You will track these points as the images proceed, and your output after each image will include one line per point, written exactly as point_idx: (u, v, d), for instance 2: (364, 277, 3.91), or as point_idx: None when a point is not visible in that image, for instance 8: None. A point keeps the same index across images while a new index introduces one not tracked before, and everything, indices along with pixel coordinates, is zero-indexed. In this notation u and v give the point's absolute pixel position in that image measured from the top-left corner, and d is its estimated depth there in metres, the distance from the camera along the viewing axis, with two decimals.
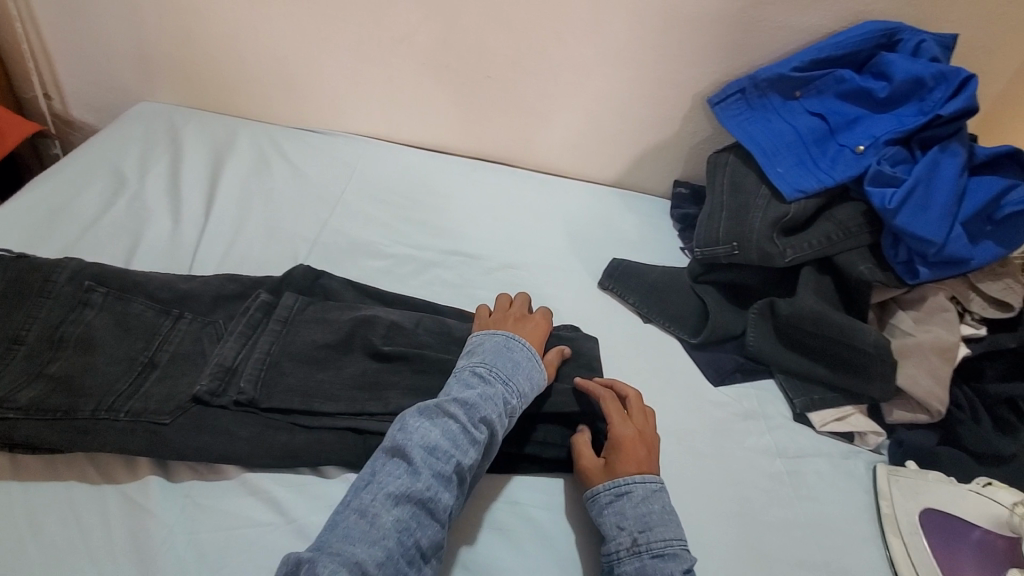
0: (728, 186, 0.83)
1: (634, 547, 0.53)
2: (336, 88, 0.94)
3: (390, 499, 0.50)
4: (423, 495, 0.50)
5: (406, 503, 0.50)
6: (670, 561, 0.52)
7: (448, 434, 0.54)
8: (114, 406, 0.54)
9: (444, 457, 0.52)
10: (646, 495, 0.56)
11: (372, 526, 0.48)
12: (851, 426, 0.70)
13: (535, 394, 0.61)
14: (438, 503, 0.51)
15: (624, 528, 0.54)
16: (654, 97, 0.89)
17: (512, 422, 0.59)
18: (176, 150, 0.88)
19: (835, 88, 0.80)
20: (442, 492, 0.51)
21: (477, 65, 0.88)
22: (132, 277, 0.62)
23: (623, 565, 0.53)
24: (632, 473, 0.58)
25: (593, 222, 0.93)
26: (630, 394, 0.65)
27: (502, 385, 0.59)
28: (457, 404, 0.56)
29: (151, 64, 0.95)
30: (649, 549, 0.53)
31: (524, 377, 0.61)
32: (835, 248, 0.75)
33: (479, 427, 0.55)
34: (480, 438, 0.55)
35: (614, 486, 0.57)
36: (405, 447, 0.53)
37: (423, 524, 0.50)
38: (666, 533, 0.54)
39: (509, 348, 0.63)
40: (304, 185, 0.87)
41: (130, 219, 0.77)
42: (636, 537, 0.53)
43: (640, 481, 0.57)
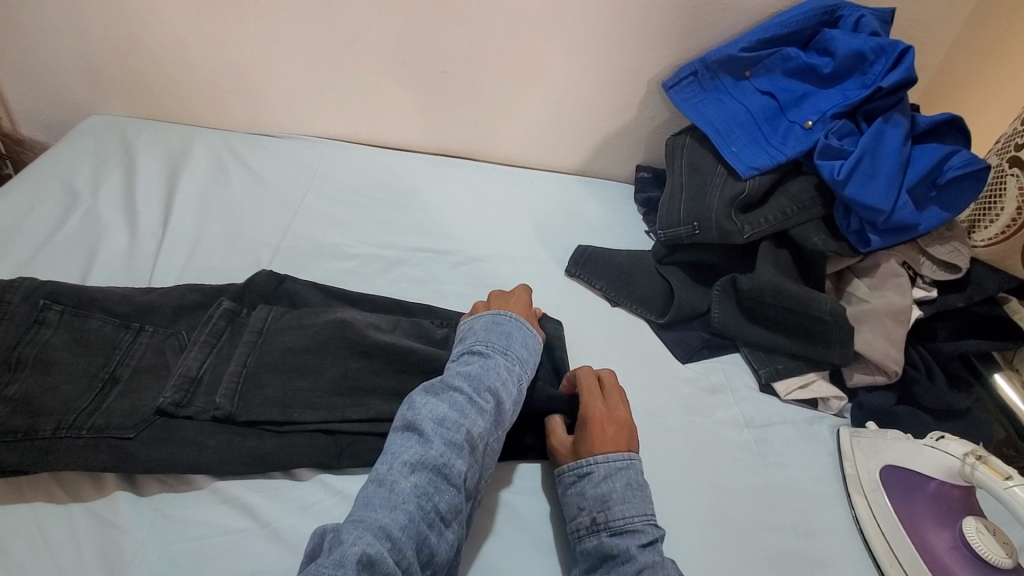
0: (687, 168, 0.85)
1: (592, 525, 0.54)
2: (292, 91, 0.93)
3: (407, 467, 0.50)
4: (438, 461, 0.50)
5: (422, 470, 0.50)
6: (629, 537, 0.53)
7: (455, 404, 0.54)
8: (76, 423, 0.53)
9: (453, 426, 0.53)
10: (608, 473, 0.57)
11: (392, 493, 0.48)
12: (814, 392, 0.73)
13: (532, 358, 0.64)
14: (453, 469, 0.51)
15: (584, 508, 0.56)
16: (610, 84, 0.90)
17: (518, 391, 0.60)
18: (130, 162, 0.87)
19: (782, 66, 0.82)
20: (455, 458, 0.51)
21: (432, 59, 0.88)
22: (88, 293, 0.61)
23: (584, 542, 0.54)
24: (595, 453, 0.58)
25: (558, 211, 0.94)
26: (604, 375, 0.66)
27: (500, 356, 0.60)
28: (460, 378, 0.57)
29: (99, 75, 0.93)
30: (607, 526, 0.54)
31: (519, 347, 0.63)
32: (790, 222, 0.77)
33: (485, 396, 0.56)
34: (487, 405, 0.55)
35: (576, 467, 0.58)
36: (415, 421, 0.54)
37: (440, 489, 0.50)
38: (626, 511, 0.54)
39: (498, 323, 0.64)
40: (264, 191, 0.86)
41: (85, 234, 0.75)
42: (595, 517, 0.55)
43: (603, 461, 0.57)
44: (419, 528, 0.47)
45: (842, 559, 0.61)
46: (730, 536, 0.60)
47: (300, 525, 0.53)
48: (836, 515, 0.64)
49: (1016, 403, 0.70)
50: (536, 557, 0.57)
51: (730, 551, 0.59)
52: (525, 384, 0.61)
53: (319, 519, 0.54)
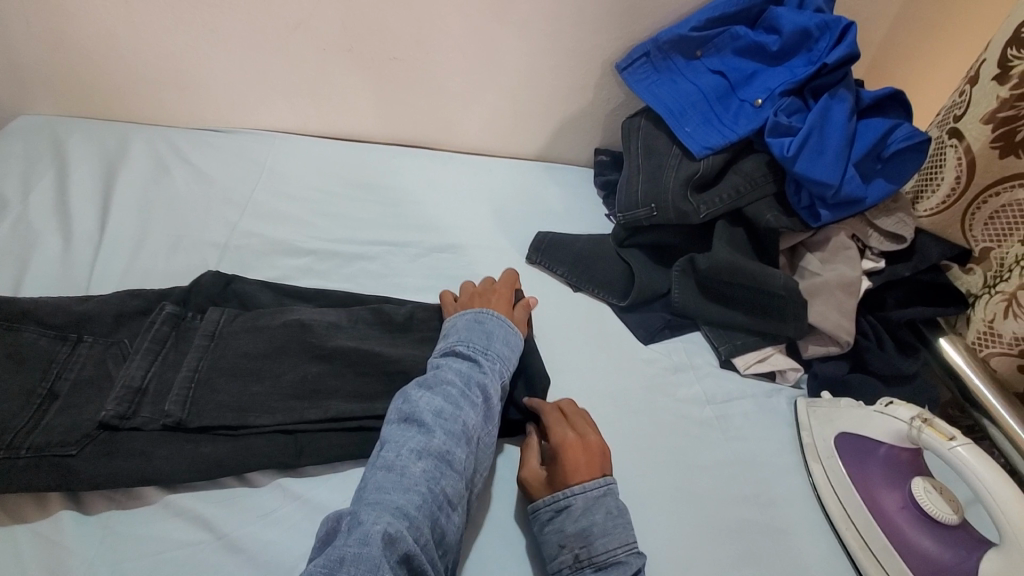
0: (643, 149, 0.85)
1: (576, 563, 0.52)
2: (235, 82, 0.89)
3: (414, 453, 0.50)
4: (441, 449, 0.51)
5: (428, 456, 0.50)
6: (614, 571, 0.51)
7: (450, 396, 0.55)
8: (13, 444, 0.50)
9: (451, 416, 0.53)
10: (587, 505, 0.54)
11: (402, 478, 0.48)
12: (772, 365, 0.75)
13: (515, 358, 0.63)
14: (456, 456, 0.51)
15: (565, 545, 0.53)
16: (563, 67, 0.90)
17: (505, 387, 0.60)
18: (62, 164, 0.82)
19: (732, 45, 0.83)
20: (458, 446, 0.52)
21: (381, 46, 0.85)
22: (20, 305, 0.57)
23: None
24: (572, 485, 0.56)
25: (517, 197, 0.93)
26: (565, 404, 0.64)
27: (486, 353, 0.60)
28: (452, 373, 0.57)
29: (25, 73, 0.87)
30: (592, 562, 0.52)
31: (500, 346, 0.62)
32: (744, 200, 0.78)
33: (476, 389, 0.56)
34: (479, 398, 0.56)
35: (553, 501, 0.55)
36: (413, 413, 0.53)
37: (447, 474, 0.50)
38: (609, 543, 0.52)
39: (479, 320, 0.63)
40: (208, 189, 0.82)
41: (15, 242, 0.71)
42: (578, 553, 0.52)
43: (579, 492, 0.55)
44: (432, 510, 0.47)
45: (799, 527, 0.63)
46: (692, 511, 0.61)
47: (258, 533, 0.52)
48: (794, 483, 0.66)
49: (1016, 429, 0.64)
50: (504, 548, 0.56)
51: (694, 526, 0.60)
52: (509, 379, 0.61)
53: (279, 524, 0.53)
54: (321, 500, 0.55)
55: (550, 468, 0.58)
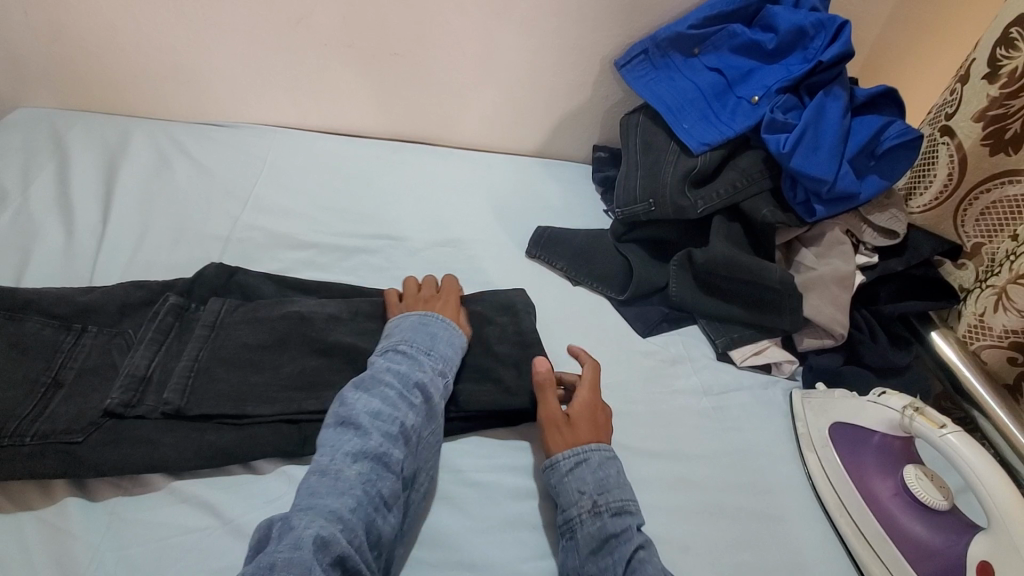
0: (641, 145, 0.86)
1: (594, 508, 0.54)
2: (235, 77, 0.89)
3: (349, 457, 0.51)
4: (377, 451, 0.52)
5: (364, 459, 0.51)
6: (628, 518, 0.54)
7: (387, 399, 0.55)
8: (18, 431, 0.50)
9: (388, 418, 0.54)
10: (602, 461, 0.58)
11: (336, 482, 0.49)
12: (768, 358, 0.76)
13: (458, 359, 0.63)
14: (392, 458, 0.52)
15: (584, 492, 0.55)
16: (562, 63, 0.91)
17: (447, 387, 0.60)
18: (62, 156, 0.81)
19: (729, 43, 0.84)
20: (394, 448, 0.53)
21: (382, 41, 0.86)
22: (24, 295, 0.58)
23: (585, 525, 0.53)
24: (590, 442, 0.59)
25: (517, 193, 0.94)
26: (590, 364, 0.67)
27: (426, 354, 0.60)
28: (390, 374, 0.57)
29: (24, 66, 0.87)
30: (608, 508, 0.54)
31: (443, 347, 0.62)
32: (741, 195, 0.79)
33: (415, 391, 0.57)
34: (417, 399, 0.56)
35: (574, 453, 0.58)
36: (350, 416, 0.54)
37: (383, 476, 0.51)
38: (623, 494, 0.56)
39: (423, 323, 0.63)
40: (210, 182, 0.82)
41: (16, 234, 0.70)
42: (596, 500, 0.55)
43: (597, 448, 0.58)
44: (366, 512, 0.49)
45: (796, 514, 0.64)
46: (691, 499, 0.62)
47: (263, 519, 0.52)
48: (790, 472, 0.68)
49: (1016, 433, 0.65)
50: (507, 534, 0.57)
51: (693, 512, 0.62)
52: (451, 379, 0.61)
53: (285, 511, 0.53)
54: None
55: (572, 417, 0.60)
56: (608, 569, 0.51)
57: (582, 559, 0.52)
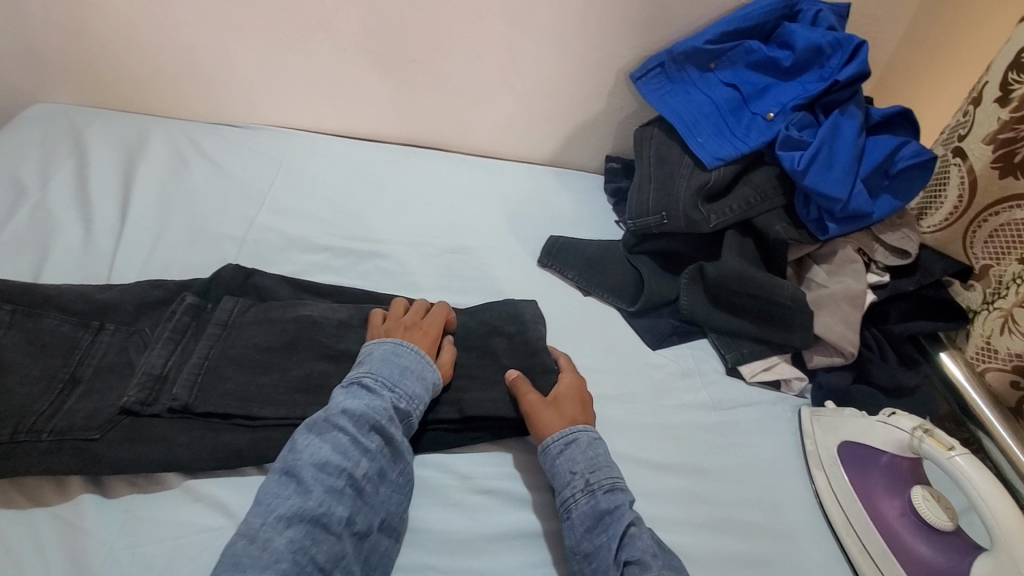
0: (655, 158, 0.86)
1: (587, 487, 0.56)
2: (253, 79, 0.90)
3: (282, 520, 0.48)
4: (316, 511, 0.49)
5: (299, 522, 0.49)
6: (619, 495, 0.56)
7: (338, 447, 0.53)
8: (36, 427, 0.51)
9: (335, 471, 0.52)
10: (591, 441, 0.59)
11: (263, 551, 0.46)
12: (777, 374, 0.76)
13: (427, 396, 0.60)
14: (333, 516, 0.50)
15: (576, 472, 0.57)
16: (577, 73, 0.91)
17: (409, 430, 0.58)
18: (80, 153, 0.82)
19: (745, 59, 0.85)
20: (336, 505, 0.51)
21: (399, 48, 0.87)
22: (42, 291, 0.58)
23: (579, 504, 0.55)
24: (575, 426, 0.60)
25: (529, 201, 0.94)
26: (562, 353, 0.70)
27: (390, 394, 0.58)
28: (345, 417, 0.55)
29: (47, 62, 0.88)
30: (599, 486, 0.56)
31: (410, 383, 0.59)
32: (754, 211, 0.80)
33: (370, 437, 0.55)
34: (371, 448, 0.54)
35: (562, 436, 0.59)
36: (294, 467, 0.52)
37: (319, 540, 0.49)
38: (612, 472, 0.58)
39: (396, 355, 0.61)
40: (227, 183, 0.83)
41: (35, 229, 0.71)
42: (588, 478, 0.56)
43: (584, 429, 0.60)
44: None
45: (804, 531, 0.64)
46: (699, 514, 0.63)
47: None
48: (798, 489, 0.67)
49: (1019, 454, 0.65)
50: (517, 543, 0.57)
51: (701, 526, 0.62)
52: (415, 420, 0.59)
53: None
54: None
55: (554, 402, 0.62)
56: (603, 545, 0.52)
57: (578, 537, 0.54)
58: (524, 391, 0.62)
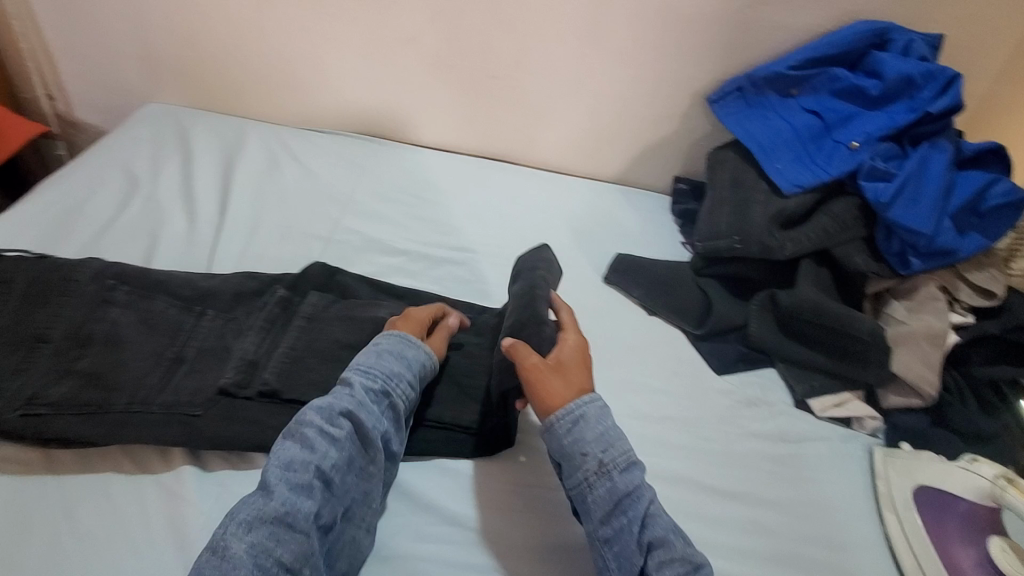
0: (729, 182, 0.86)
1: (602, 468, 0.54)
2: (341, 89, 0.96)
3: (243, 526, 0.47)
4: (278, 510, 0.48)
5: (261, 524, 0.47)
6: (633, 472, 0.55)
7: (304, 442, 0.53)
8: (147, 399, 0.56)
9: (299, 466, 0.51)
10: (598, 414, 0.57)
11: (223, 559, 0.45)
12: (849, 411, 0.74)
13: (408, 376, 0.59)
14: (298, 513, 0.49)
15: (588, 453, 0.55)
16: (654, 94, 0.92)
17: (386, 416, 0.57)
18: (186, 151, 0.89)
19: (829, 86, 0.83)
20: (302, 501, 0.50)
21: (480, 63, 0.91)
22: (156, 276, 0.64)
23: (595, 487, 0.54)
24: (579, 397, 0.57)
25: (595, 218, 0.95)
26: (566, 309, 0.66)
27: (361, 379, 0.57)
28: (312, 411, 0.55)
29: (161, 66, 0.96)
30: (614, 467, 0.54)
31: (385, 364, 0.59)
32: (832, 241, 0.78)
33: (339, 424, 0.54)
34: (339, 436, 0.54)
35: (569, 414, 0.56)
36: (261, 472, 0.51)
37: (283, 540, 0.47)
38: (625, 447, 0.56)
39: (371, 344, 0.61)
40: (312, 184, 0.88)
41: (145, 218, 0.77)
42: (602, 459, 0.54)
43: (590, 403, 0.57)
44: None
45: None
46: (762, 546, 0.61)
47: None
48: (869, 532, 0.65)
49: None
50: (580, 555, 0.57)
51: (764, 559, 0.60)
52: (394, 402, 0.58)
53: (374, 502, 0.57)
54: (414, 487, 0.60)
55: (557, 372, 0.58)
56: (624, 529, 0.52)
57: (597, 523, 0.53)
58: (529, 359, 0.58)
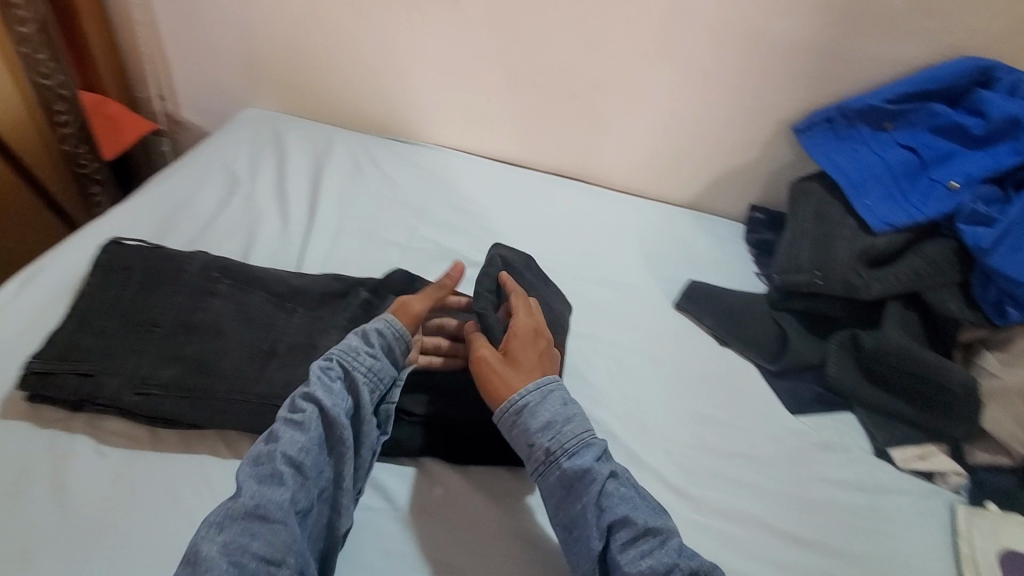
0: (814, 215, 0.83)
1: (550, 457, 0.55)
2: (426, 102, 1.00)
3: (215, 527, 0.48)
4: (247, 506, 0.49)
5: (232, 522, 0.48)
6: (584, 455, 0.55)
7: (270, 436, 0.54)
8: (243, 388, 0.59)
9: (266, 460, 0.52)
10: (541, 401, 0.57)
11: (197, 561, 0.46)
12: (932, 464, 0.70)
13: (371, 353, 0.60)
14: (269, 505, 0.49)
15: (534, 444, 0.56)
16: (737, 122, 0.91)
17: (354, 396, 0.58)
18: (280, 155, 0.94)
19: (927, 122, 0.80)
20: (273, 491, 0.50)
21: (563, 84, 0.92)
22: (254, 273, 0.68)
23: (547, 476, 0.55)
24: (525, 385, 0.58)
25: (667, 242, 0.94)
26: (516, 295, 0.67)
27: (324, 365, 0.58)
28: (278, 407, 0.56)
29: (263, 74, 1.03)
30: (563, 454, 0.55)
31: (346, 346, 0.60)
32: (925, 284, 0.75)
33: (301, 410, 0.55)
34: (302, 423, 0.54)
35: (512, 407, 0.57)
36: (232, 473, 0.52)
37: (257, 532, 0.48)
38: (574, 431, 0.56)
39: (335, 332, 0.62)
40: (394, 193, 0.92)
41: (243, 217, 0.82)
42: (550, 448, 0.55)
43: (533, 390, 0.58)
44: None
45: None
46: None
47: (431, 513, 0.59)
48: None
49: None
50: None
51: None
52: (359, 381, 0.58)
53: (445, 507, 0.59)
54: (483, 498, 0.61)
55: (505, 362, 0.60)
56: (581, 514, 0.53)
57: (555, 510, 0.54)
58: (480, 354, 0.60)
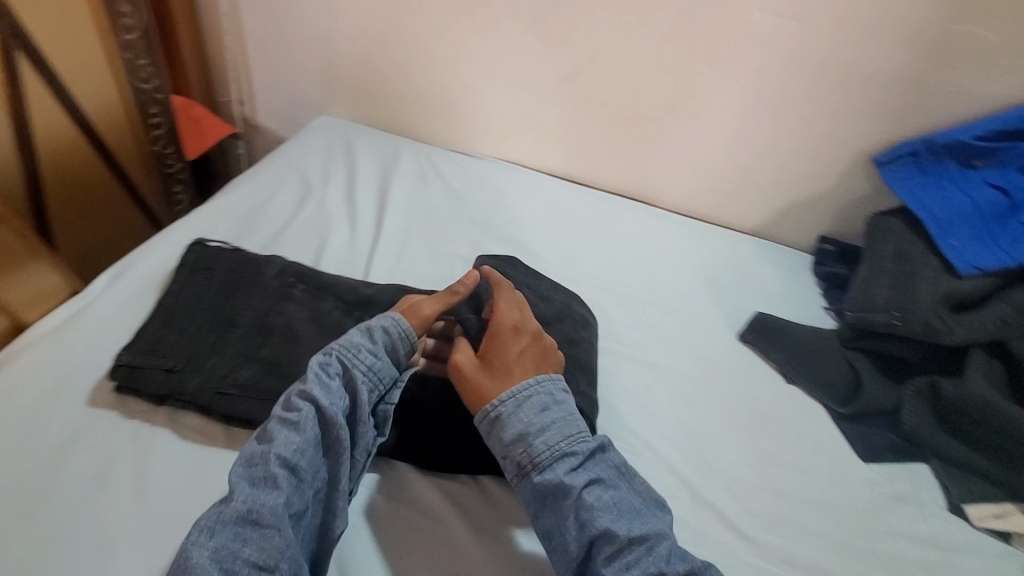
0: (893, 252, 0.79)
1: (522, 470, 0.54)
2: (495, 117, 1.01)
3: (206, 531, 0.48)
4: (239, 511, 0.49)
5: (224, 527, 0.48)
6: (559, 466, 0.54)
7: (265, 437, 0.53)
8: None
9: (258, 462, 0.52)
10: (514, 411, 0.56)
11: (188, 567, 0.46)
12: (1013, 525, 0.65)
13: (372, 351, 0.59)
14: (262, 509, 0.49)
15: (506, 457, 0.55)
16: (813, 151, 0.89)
17: (352, 395, 0.57)
18: (351, 162, 0.97)
19: (1020, 162, 0.77)
20: (266, 496, 0.50)
21: (633, 105, 0.92)
22: (327, 279, 0.70)
23: (521, 489, 0.55)
24: (502, 394, 0.57)
25: (732, 270, 0.91)
26: (502, 295, 0.66)
27: (321, 362, 0.57)
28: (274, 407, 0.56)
29: (338, 84, 1.06)
30: (534, 467, 0.54)
31: (346, 344, 0.59)
32: (1012, 332, 0.71)
33: (295, 410, 0.54)
34: (296, 423, 0.54)
35: (486, 418, 0.56)
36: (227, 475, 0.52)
37: (249, 537, 0.48)
38: (547, 442, 0.54)
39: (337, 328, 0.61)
40: (459, 206, 0.93)
41: (315, 223, 0.85)
42: (521, 461, 0.54)
43: (507, 399, 0.56)
44: None
45: None
46: None
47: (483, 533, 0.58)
48: None
49: None
50: None
51: None
52: (357, 379, 0.57)
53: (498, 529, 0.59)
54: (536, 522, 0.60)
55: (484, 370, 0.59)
56: (560, 526, 0.52)
57: (535, 521, 0.54)
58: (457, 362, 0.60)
